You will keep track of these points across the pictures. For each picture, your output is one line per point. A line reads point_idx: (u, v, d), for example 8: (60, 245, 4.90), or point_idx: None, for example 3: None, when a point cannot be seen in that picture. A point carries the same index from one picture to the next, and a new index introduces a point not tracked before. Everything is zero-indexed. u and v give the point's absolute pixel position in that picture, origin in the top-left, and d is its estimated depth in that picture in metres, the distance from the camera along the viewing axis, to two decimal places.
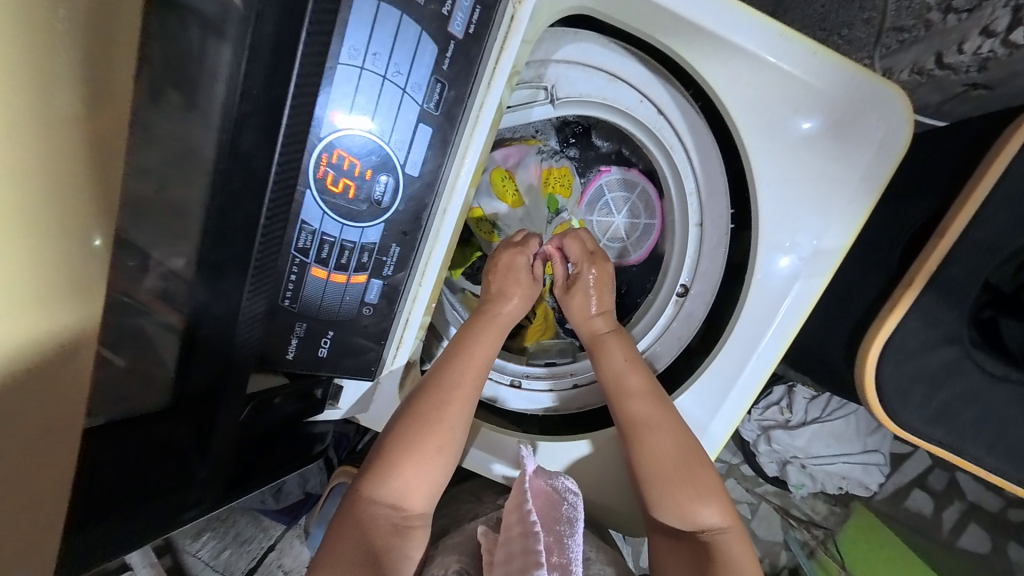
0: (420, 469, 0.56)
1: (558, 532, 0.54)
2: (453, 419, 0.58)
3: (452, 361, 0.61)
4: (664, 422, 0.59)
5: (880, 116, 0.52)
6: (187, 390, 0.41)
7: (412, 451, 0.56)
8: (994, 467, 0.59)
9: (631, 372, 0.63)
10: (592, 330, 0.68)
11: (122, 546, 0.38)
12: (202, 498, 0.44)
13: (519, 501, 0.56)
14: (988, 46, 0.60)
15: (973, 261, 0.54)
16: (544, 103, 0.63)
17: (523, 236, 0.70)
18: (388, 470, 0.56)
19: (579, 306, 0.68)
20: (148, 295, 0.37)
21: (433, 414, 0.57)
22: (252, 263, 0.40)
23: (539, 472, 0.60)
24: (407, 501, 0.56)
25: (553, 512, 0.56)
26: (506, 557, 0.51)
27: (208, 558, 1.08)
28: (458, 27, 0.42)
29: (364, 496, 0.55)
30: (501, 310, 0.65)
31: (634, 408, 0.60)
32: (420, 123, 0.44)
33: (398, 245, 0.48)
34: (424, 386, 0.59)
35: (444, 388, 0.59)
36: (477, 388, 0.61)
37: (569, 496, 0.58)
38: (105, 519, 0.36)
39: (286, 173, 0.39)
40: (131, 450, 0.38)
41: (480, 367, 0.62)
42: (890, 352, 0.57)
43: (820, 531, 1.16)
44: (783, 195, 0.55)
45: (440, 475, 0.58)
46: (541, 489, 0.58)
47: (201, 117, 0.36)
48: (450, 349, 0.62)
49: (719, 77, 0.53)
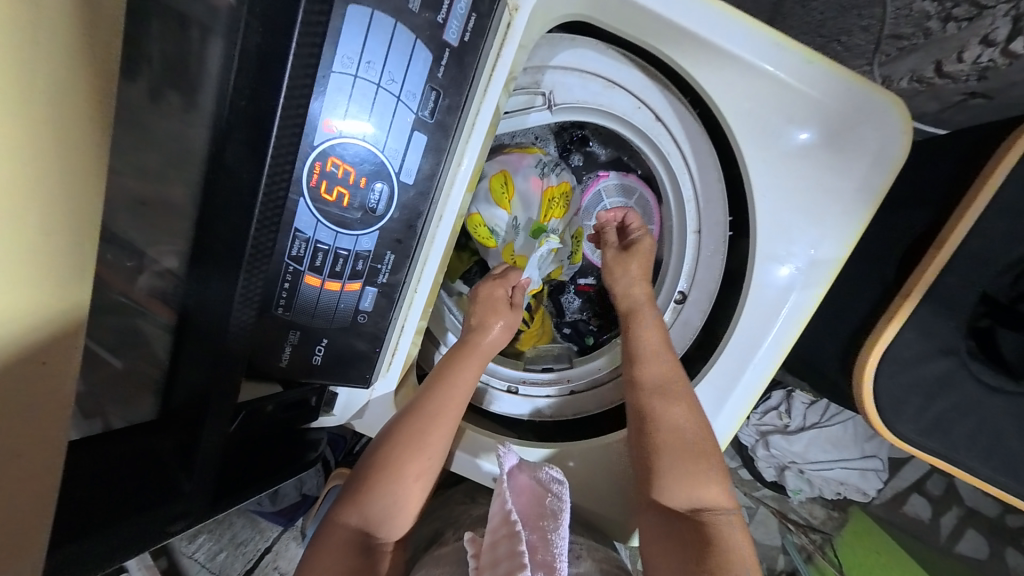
0: (398, 493, 0.56)
1: (543, 528, 0.53)
2: (434, 446, 0.58)
3: (438, 381, 0.62)
4: (676, 412, 0.59)
5: (878, 126, 0.52)
6: (170, 403, 0.43)
7: (391, 476, 0.56)
8: (991, 479, 0.58)
9: (660, 363, 0.62)
10: (630, 299, 0.68)
11: (119, 557, 0.37)
12: (191, 511, 0.42)
13: (502, 501, 0.55)
14: (988, 55, 0.61)
15: (969, 273, 0.54)
16: (540, 109, 0.63)
17: (502, 270, 0.72)
18: (367, 493, 0.55)
19: (628, 273, 0.69)
20: (139, 294, 0.41)
21: (418, 434, 0.57)
22: (240, 272, 0.37)
23: (523, 467, 0.61)
24: (383, 522, 0.56)
25: (538, 507, 0.56)
26: (491, 561, 0.49)
27: (204, 560, 1.09)
28: (452, 36, 0.42)
29: (341, 523, 0.54)
30: (484, 336, 0.66)
31: (662, 399, 0.59)
32: (414, 131, 0.43)
33: (392, 253, 0.48)
34: (412, 406, 0.59)
35: (426, 415, 0.58)
36: (460, 416, 0.61)
37: (555, 486, 0.59)
38: (81, 536, 0.35)
39: (276, 181, 0.35)
40: (113, 468, 0.39)
41: (464, 394, 0.62)
42: (886, 363, 0.57)
43: (818, 536, 1.16)
44: (781, 204, 0.55)
45: (417, 499, 0.58)
46: (524, 486, 0.58)
47: (195, 118, 0.38)
48: (435, 374, 0.63)
49: (715, 86, 0.53)
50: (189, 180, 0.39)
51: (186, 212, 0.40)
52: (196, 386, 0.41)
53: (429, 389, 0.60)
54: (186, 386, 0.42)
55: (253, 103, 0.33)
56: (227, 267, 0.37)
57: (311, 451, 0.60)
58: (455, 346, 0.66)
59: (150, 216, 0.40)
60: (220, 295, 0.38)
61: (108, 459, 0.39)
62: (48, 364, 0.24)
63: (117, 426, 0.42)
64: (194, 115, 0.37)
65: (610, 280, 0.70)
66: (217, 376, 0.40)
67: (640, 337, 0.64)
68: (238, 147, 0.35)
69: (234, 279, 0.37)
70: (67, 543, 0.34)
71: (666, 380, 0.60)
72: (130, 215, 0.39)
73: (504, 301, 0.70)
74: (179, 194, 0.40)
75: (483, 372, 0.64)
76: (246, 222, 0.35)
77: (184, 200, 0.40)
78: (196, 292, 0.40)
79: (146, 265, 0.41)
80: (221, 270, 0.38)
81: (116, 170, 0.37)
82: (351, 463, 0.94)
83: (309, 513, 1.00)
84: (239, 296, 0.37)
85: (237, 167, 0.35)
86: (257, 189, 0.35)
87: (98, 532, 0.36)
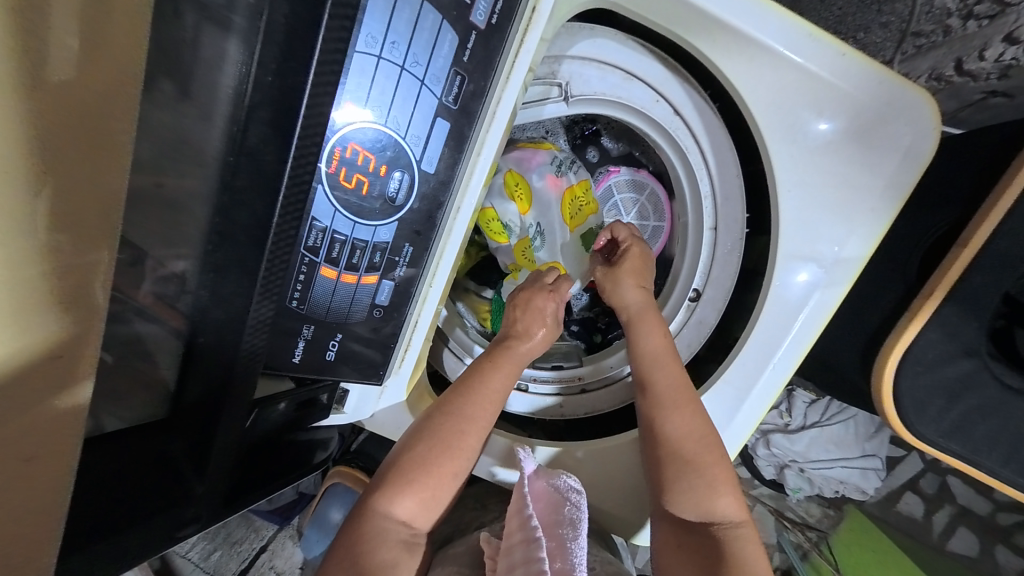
0: (432, 492, 0.55)
1: (561, 536, 0.53)
2: (469, 446, 0.57)
3: (470, 382, 0.60)
4: (692, 413, 0.58)
5: (906, 122, 0.51)
6: (182, 402, 0.40)
7: (429, 472, 0.55)
8: (1010, 480, 0.58)
9: (669, 369, 0.61)
10: (625, 308, 0.67)
11: (137, 558, 0.38)
12: (203, 515, 0.41)
13: (519, 506, 0.54)
14: (1011, 53, 0.60)
15: (996, 272, 0.53)
16: (557, 100, 0.61)
17: (556, 279, 0.68)
18: (404, 490, 0.54)
19: (626, 279, 0.67)
20: (145, 298, 0.37)
21: (456, 431, 0.57)
22: (262, 260, 0.35)
23: (541, 473, 0.59)
24: (417, 521, 0.55)
25: (554, 515, 0.54)
26: (508, 566, 0.50)
27: (198, 560, 1.06)
28: (480, 18, 0.40)
29: (376, 517, 0.53)
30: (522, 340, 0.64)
31: (673, 408, 0.58)
32: (436, 118, 0.42)
33: (410, 245, 0.46)
34: (449, 403, 0.58)
35: (463, 415, 0.58)
36: (495, 418, 0.60)
37: (572, 495, 0.56)
38: (90, 542, 0.35)
39: (302, 164, 0.33)
40: (131, 467, 0.38)
41: (500, 396, 0.60)
42: (909, 363, 0.57)
43: (814, 534, 1.14)
44: (807, 202, 0.54)
45: (449, 500, 0.57)
46: (542, 492, 0.57)
47: (197, 104, 0.34)
48: (468, 373, 0.61)
49: (742, 77, 0.51)
50: (189, 168, 0.35)
51: (185, 205, 0.36)
52: (208, 386, 0.39)
53: (465, 389, 0.59)
54: (196, 386, 0.39)
55: (277, 81, 0.31)
56: (246, 259, 0.35)
57: (320, 451, 0.58)
58: (491, 347, 0.64)
59: (146, 215, 0.35)
60: (236, 289, 0.36)
61: (123, 461, 0.37)
62: (65, 357, 0.24)
63: (116, 428, 0.38)
64: (196, 97, 0.34)
65: (608, 296, 0.69)
66: (232, 371, 0.38)
67: (644, 344, 0.63)
68: (258, 132, 0.32)
69: (256, 264, 0.35)
70: (87, 545, 0.35)
71: (678, 388, 0.59)
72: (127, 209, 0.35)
73: (551, 315, 0.66)
74: (176, 183, 0.36)
75: (519, 375, 0.62)
76: (269, 209, 0.34)
77: (185, 191, 0.36)
78: (203, 290, 0.37)
79: (147, 265, 0.37)
80: (233, 263, 0.36)
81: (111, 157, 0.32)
82: (352, 461, 0.92)
83: (307, 510, 0.99)
84: (259, 289, 0.35)
85: (257, 151, 0.33)
86: (282, 172, 0.33)
87: (115, 535, 0.36)
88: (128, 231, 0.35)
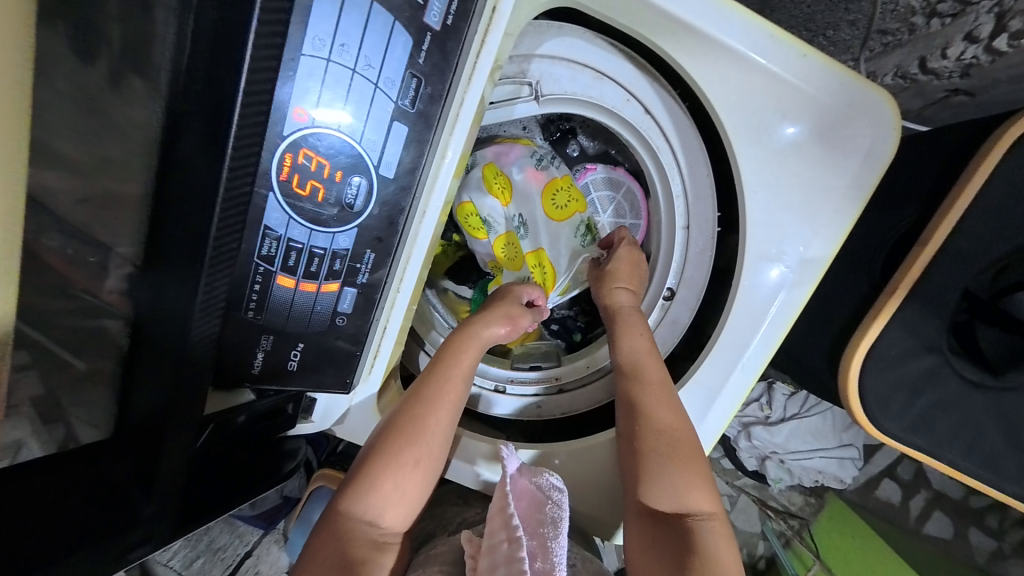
0: (396, 482, 0.55)
1: (542, 535, 0.52)
2: (431, 432, 0.57)
3: (432, 373, 0.61)
4: (670, 429, 0.57)
5: (867, 123, 0.52)
6: (127, 419, 0.39)
7: (392, 463, 0.55)
8: (971, 472, 0.60)
9: (654, 391, 0.59)
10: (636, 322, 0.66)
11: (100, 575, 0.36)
12: (153, 537, 0.39)
13: (501, 505, 0.54)
14: (971, 52, 0.63)
15: (955, 268, 0.55)
16: (527, 99, 0.60)
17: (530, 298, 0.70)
18: (368, 486, 0.54)
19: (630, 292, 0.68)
20: (106, 298, 0.37)
21: (417, 420, 0.57)
22: (200, 276, 0.34)
23: (523, 471, 0.59)
24: (385, 519, 0.55)
25: (537, 514, 0.54)
26: (489, 565, 0.49)
27: (180, 567, 1.03)
28: (434, 19, 0.39)
29: (344, 515, 0.53)
30: (477, 327, 0.64)
31: (653, 427, 0.58)
32: (393, 120, 0.41)
33: (372, 252, 0.45)
34: (411, 394, 0.59)
35: (425, 401, 0.58)
36: (456, 402, 0.60)
37: (555, 494, 0.56)
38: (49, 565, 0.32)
39: (239, 176, 0.32)
40: (54, 504, 0.33)
41: (461, 379, 0.61)
42: (873, 360, 0.58)
43: (796, 522, 1.18)
44: (772, 201, 0.55)
45: (419, 488, 0.56)
46: (524, 490, 0.57)
47: (155, 103, 0.33)
48: (431, 362, 0.62)
49: (706, 76, 0.51)
50: (153, 168, 0.35)
51: (150, 204, 0.36)
52: (158, 401, 0.37)
53: (425, 378, 0.60)
54: (141, 403, 0.38)
55: (209, 88, 0.30)
56: (185, 274, 0.34)
57: (289, 461, 0.57)
58: (452, 335, 0.65)
59: (107, 213, 0.35)
60: (177, 303, 0.35)
61: (46, 499, 0.33)
62: None
63: (30, 456, 0.34)
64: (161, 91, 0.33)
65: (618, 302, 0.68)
66: (180, 390, 0.37)
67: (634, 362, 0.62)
68: (193, 141, 0.31)
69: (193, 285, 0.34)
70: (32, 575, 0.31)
71: (658, 411, 0.58)
72: (98, 206, 0.35)
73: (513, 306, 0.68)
74: (121, 191, 0.35)
75: (476, 360, 0.62)
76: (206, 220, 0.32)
77: (151, 187, 0.35)
78: (146, 303, 0.37)
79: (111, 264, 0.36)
80: (178, 266, 0.34)
81: (60, 146, 0.31)
82: (337, 463, 0.92)
83: (292, 515, 0.99)
84: (200, 306, 0.34)
85: (195, 161, 0.32)
86: (216, 184, 0.32)
87: (59, 563, 0.32)
88: (90, 231, 0.35)
